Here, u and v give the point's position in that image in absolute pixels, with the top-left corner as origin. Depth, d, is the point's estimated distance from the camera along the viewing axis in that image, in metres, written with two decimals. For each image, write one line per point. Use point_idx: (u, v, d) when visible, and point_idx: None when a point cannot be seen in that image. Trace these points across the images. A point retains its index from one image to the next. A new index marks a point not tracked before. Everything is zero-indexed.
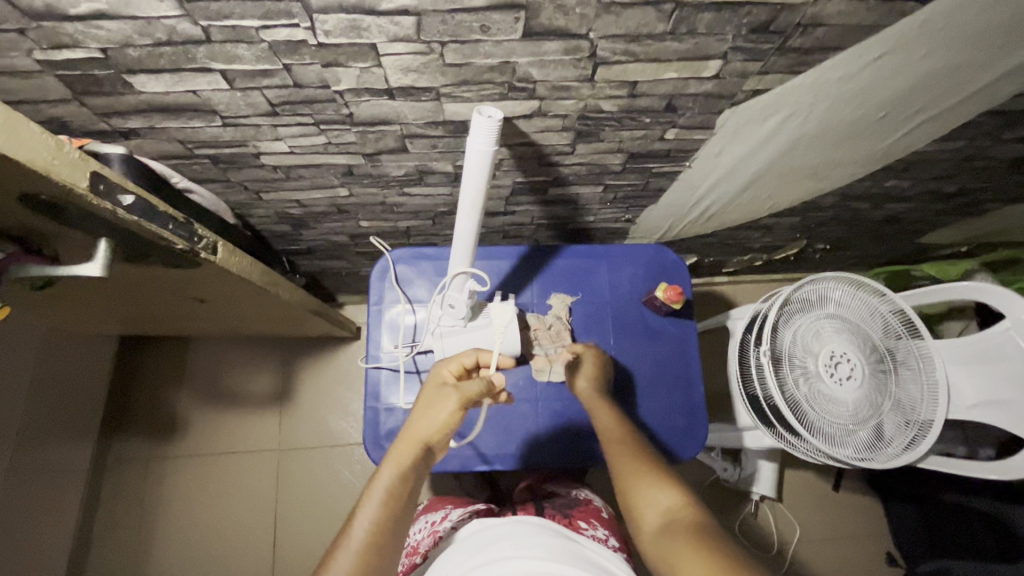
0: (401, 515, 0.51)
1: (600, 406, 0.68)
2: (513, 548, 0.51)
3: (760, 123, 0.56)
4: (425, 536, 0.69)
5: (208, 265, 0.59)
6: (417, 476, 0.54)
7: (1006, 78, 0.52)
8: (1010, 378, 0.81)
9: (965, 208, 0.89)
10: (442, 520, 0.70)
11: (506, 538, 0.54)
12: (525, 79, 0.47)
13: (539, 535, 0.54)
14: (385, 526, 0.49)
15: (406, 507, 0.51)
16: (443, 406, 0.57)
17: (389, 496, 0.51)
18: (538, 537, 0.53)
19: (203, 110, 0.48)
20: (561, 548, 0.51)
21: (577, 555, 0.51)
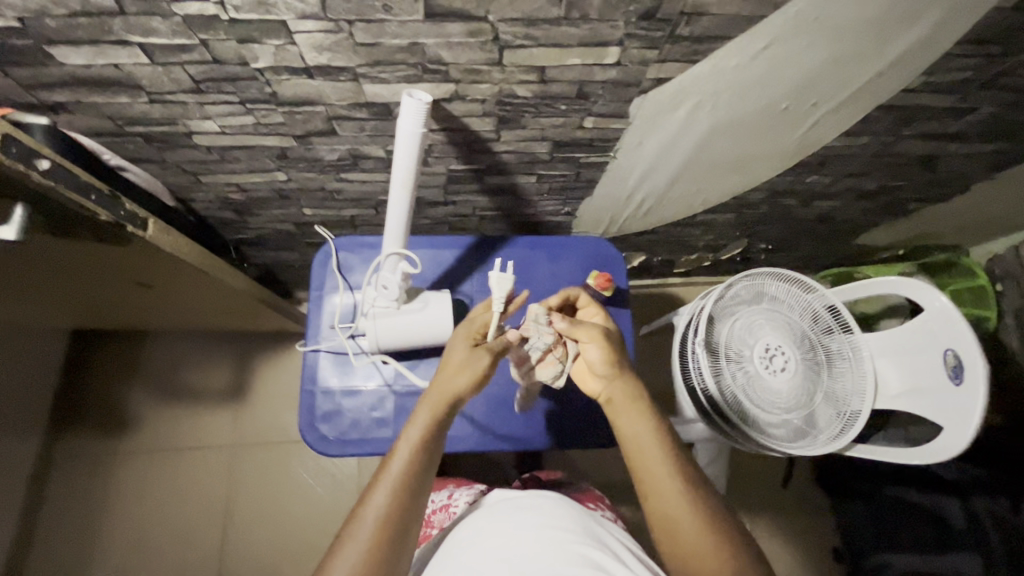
0: (423, 475, 0.53)
1: (638, 411, 0.57)
2: (541, 519, 0.54)
3: (671, 113, 0.60)
4: (439, 511, 0.73)
5: (139, 241, 0.60)
6: (441, 434, 0.56)
7: (889, 74, 0.56)
8: (929, 368, 0.85)
9: (890, 207, 0.94)
10: (453, 498, 0.73)
11: (534, 506, 0.57)
12: (436, 62, 0.49)
13: (567, 510, 0.56)
14: (408, 485, 0.52)
15: (429, 466, 0.54)
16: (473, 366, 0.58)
17: (412, 459, 0.53)
18: (566, 512, 0.56)
19: (127, 84, 0.50)
20: (587, 525, 0.54)
21: (602, 534, 0.54)
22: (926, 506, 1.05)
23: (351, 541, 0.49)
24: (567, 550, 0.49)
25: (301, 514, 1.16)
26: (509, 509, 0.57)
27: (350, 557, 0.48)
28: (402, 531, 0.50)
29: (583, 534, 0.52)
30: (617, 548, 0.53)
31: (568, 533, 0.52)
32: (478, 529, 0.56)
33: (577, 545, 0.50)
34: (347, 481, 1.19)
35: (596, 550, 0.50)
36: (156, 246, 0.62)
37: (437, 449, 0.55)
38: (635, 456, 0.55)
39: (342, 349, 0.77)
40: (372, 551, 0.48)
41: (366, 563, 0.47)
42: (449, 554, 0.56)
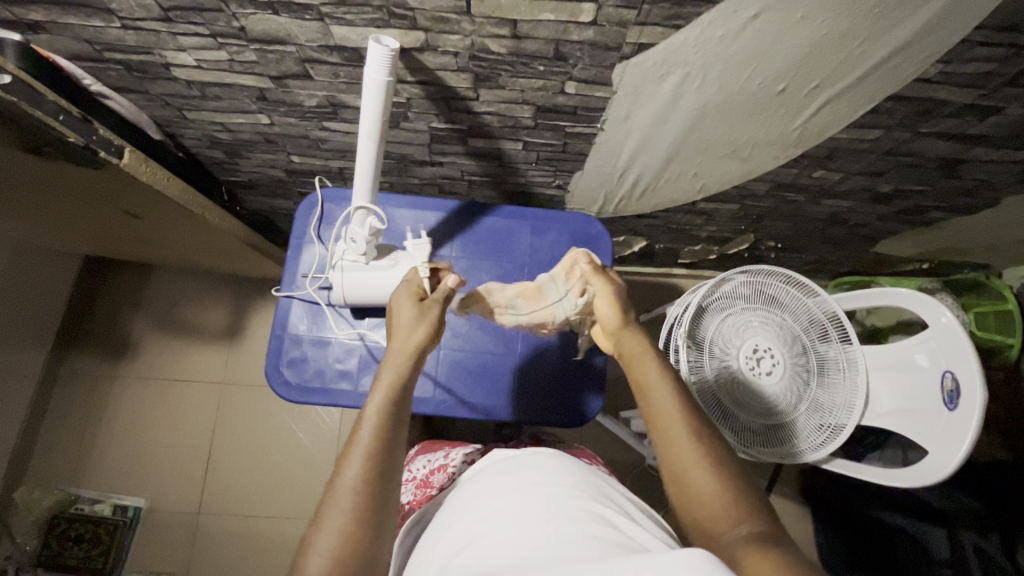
0: (395, 438, 0.50)
1: (647, 358, 0.59)
2: (546, 478, 0.52)
3: (657, 84, 0.56)
4: (437, 471, 0.72)
5: (114, 169, 0.61)
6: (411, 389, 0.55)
7: (900, 57, 0.51)
8: (924, 389, 0.81)
9: (910, 214, 0.88)
10: (449, 457, 0.73)
11: (534, 464, 0.56)
12: (401, 6, 0.47)
13: (571, 470, 0.55)
14: (383, 449, 0.49)
15: (400, 427, 0.51)
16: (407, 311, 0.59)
17: (383, 423, 0.50)
18: (571, 473, 0.54)
19: (98, 7, 0.50)
20: (593, 486, 0.53)
21: (611, 496, 0.53)
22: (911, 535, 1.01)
23: (331, 513, 0.45)
24: (572, 509, 0.48)
25: (281, 458, 1.20)
26: (507, 466, 0.57)
27: (329, 529, 0.44)
28: (382, 503, 0.46)
29: (588, 492, 0.51)
30: (627, 510, 0.52)
31: (574, 490, 0.51)
32: (488, 484, 0.55)
33: (586, 504, 0.49)
34: (329, 432, 1.22)
35: (604, 508, 0.49)
36: (133, 176, 0.63)
37: (405, 412, 0.52)
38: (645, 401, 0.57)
39: (315, 299, 0.77)
40: (353, 521, 0.44)
41: (346, 541, 0.43)
42: (452, 506, 0.55)
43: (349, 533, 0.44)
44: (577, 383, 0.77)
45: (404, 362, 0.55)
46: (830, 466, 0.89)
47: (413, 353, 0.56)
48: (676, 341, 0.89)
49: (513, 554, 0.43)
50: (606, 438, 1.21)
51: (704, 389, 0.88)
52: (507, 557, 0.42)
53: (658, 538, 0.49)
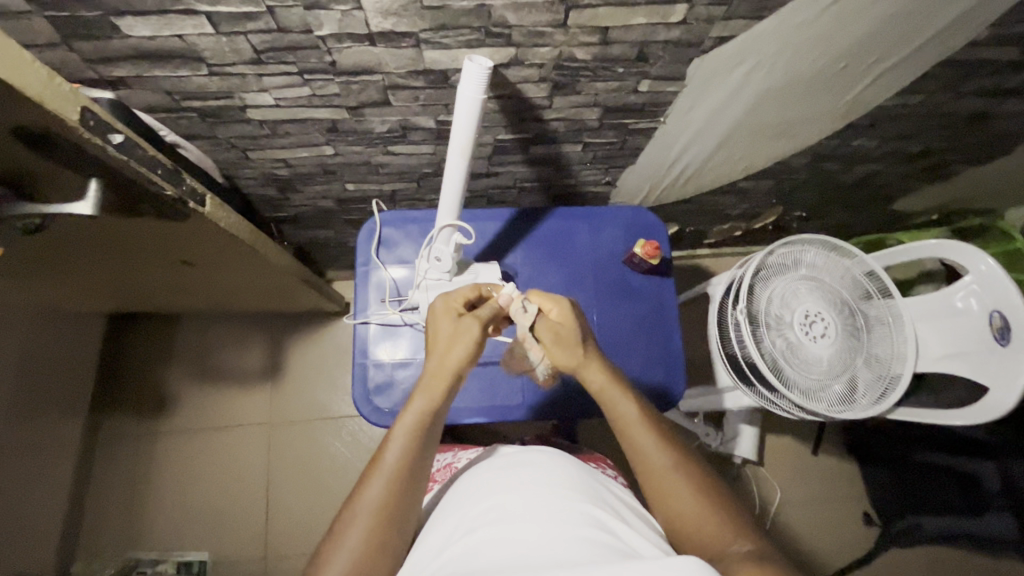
0: (414, 466, 0.53)
1: (622, 396, 0.59)
2: (545, 477, 0.55)
3: (728, 73, 0.59)
4: (442, 468, 0.71)
5: (196, 218, 0.60)
6: (441, 410, 0.57)
7: (954, 26, 0.55)
8: (971, 331, 0.86)
9: (933, 169, 0.93)
10: (456, 458, 0.72)
11: (532, 462, 0.58)
12: (501, 25, 0.49)
13: (570, 470, 0.57)
14: (408, 472, 0.53)
15: (423, 454, 0.54)
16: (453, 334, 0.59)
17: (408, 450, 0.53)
18: (570, 474, 0.56)
19: (189, 56, 0.50)
20: (593, 488, 0.55)
21: (598, 491, 0.56)
22: (959, 471, 1.08)
23: (350, 529, 0.50)
24: (570, 502, 0.52)
25: (341, 491, 1.18)
26: (505, 464, 0.59)
27: (346, 545, 0.49)
28: (397, 525, 0.51)
29: (582, 487, 0.55)
30: (618, 509, 0.54)
31: (571, 493, 0.53)
32: (483, 479, 0.58)
33: (583, 507, 0.51)
34: None
35: (601, 511, 0.51)
36: (213, 223, 0.62)
37: (432, 439, 0.56)
38: (629, 437, 0.58)
39: (392, 322, 0.78)
40: (368, 539, 0.49)
41: (362, 555, 0.49)
42: (448, 503, 0.58)
43: (365, 551, 0.49)
44: (656, 370, 0.80)
45: (440, 385, 0.57)
46: (891, 415, 0.93)
47: (445, 376, 0.57)
48: (735, 318, 0.91)
49: (501, 555, 0.46)
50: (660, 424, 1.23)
51: (769, 360, 0.90)
52: (498, 555, 0.46)
53: (649, 542, 0.51)
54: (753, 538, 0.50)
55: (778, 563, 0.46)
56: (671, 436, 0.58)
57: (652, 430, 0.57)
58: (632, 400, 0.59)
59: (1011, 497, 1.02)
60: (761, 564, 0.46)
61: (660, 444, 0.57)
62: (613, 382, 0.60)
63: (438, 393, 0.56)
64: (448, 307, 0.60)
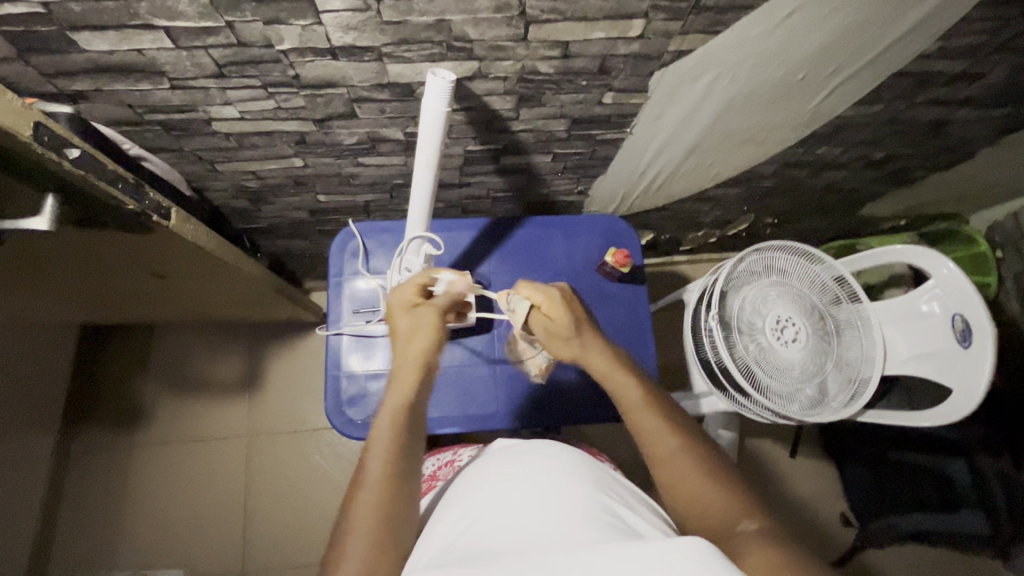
0: (406, 452, 0.52)
1: (626, 382, 0.60)
2: (552, 465, 0.56)
3: (690, 84, 0.60)
4: (444, 465, 0.72)
5: (162, 231, 0.59)
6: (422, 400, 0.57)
7: (904, 39, 0.57)
8: (936, 333, 0.88)
9: (896, 176, 0.95)
10: (458, 454, 0.73)
11: (538, 451, 0.59)
12: (462, 38, 0.49)
13: (576, 458, 0.58)
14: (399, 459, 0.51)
15: (413, 443, 0.53)
16: (416, 326, 0.59)
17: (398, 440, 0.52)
18: (576, 461, 0.57)
19: (150, 70, 0.50)
20: (598, 476, 0.56)
21: (610, 484, 0.56)
22: (929, 468, 1.09)
23: (354, 522, 0.47)
24: (578, 492, 0.52)
25: (320, 503, 1.17)
26: (513, 453, 0.60)
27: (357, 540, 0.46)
28: (403, 512, 0.49)
29: (592, 479, 0.55)
30: (623, 495, 0.55)
31: (578, 480, 0.54)
32: (491, 469, 0.58)
33: (590, 493, 0.52)
34: None
35: (606, 497, 0.52)
36: (180, 236, 0.62)
37: (419, 427, 0.55)
38: (634, 419, 0.58)
39: (364, 332, 0.78)
40: (377, 529, 0.47)
41: (375, 547, 0.46)
42: (455, 493, 0.59)
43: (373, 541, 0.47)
44: None
45: (414, 376, 0.57)
46: (862, 417, 0.95)
47: (417, 368, 0.57)
48: (708, 324, 0.92)
49: (513, 539, 0.46)
50: None
51: (741, 365, 0.91)
52: (509, 540, 0.46)
53: (653, 527, 0.52)
54: (762, 517, 0.49)
55: (788, 546, 0.44)
56: (677, 418, 0.58)
57: (656, 414, 0.58)
58: (637, 384, 0.60)
59: (980, 490, 1.05)
60: (772, 547, 0.44)
61: (664, 425, 0.57)
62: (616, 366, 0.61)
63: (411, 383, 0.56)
64: (406, 300, 0.61)
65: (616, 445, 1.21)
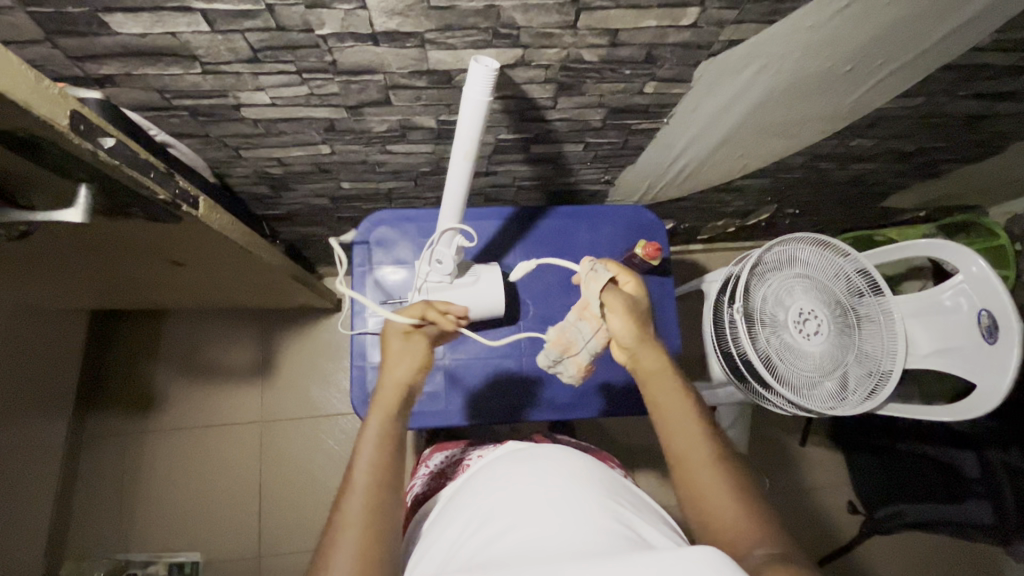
0: (393, 466, 0.53)
1: (667, 378, 0.62)
2: (562, 468, 0.57)
3: (735, 75, 0.58)
4: (454, 464, 0.73)
5: (189, 220, 0.58)
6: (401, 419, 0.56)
7: (958, 32, 0.55)
8: (959, 328, 0.88)
9: (925, 169, 0.94)
10: (467, 453, 0.74)
11: (546, 453, 0.60)
12: (508, 25, 0.47)
13: (587, 463, 0.59)
14: (381, 494, 0.50)
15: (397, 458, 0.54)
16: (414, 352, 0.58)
17: (382, 458, 0.52)
18: (589, 467, 0.58)
19: (182, 54, 0.48)
20: (610, 482, 0.57)
21: (619, 490, 0.57)
22: (939, 458, 1.10)
23: (337, 548, 0.46)
24: (586, 497, 0.53)
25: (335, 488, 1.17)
26: (524, 454, 0.61)
27: (342, 554, 0.46)
28: (386, 530, 0.49)
29: (600, 484, 0.56)
30: (631, 500, 0.57)
31: (588, 483, 0.55)
32: (496, 473, 0.59)
33: (598, 499, 0.53)
34: None
35: (616, 502, 0.54)
36: (207, 225, 0.60)
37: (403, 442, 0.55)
38: (670, 420, 0.59)
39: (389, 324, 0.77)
40: (360, 550, 0.46)
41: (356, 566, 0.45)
42: (469, 491, 0.59)
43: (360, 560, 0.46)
44: None
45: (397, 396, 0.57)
46: (880, 410, 0.95)
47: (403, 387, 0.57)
48: (731, 316, 0.92)
49: (519, 543, 0.47)
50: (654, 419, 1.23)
51: (763, 357, 0.91)
52: (518, 543, 0.47)
53: (663, 534, 0.53)
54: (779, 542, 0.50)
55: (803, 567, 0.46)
56: (714, 430, 0.59)
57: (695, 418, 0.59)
58: (678, 387, 0.61)
59: (987, 482, 1.03)
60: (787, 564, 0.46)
61: (701, 434, 0.58)
62: (663, 364, 0.62)
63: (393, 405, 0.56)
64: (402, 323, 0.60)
65: (628, 434, 1.21)
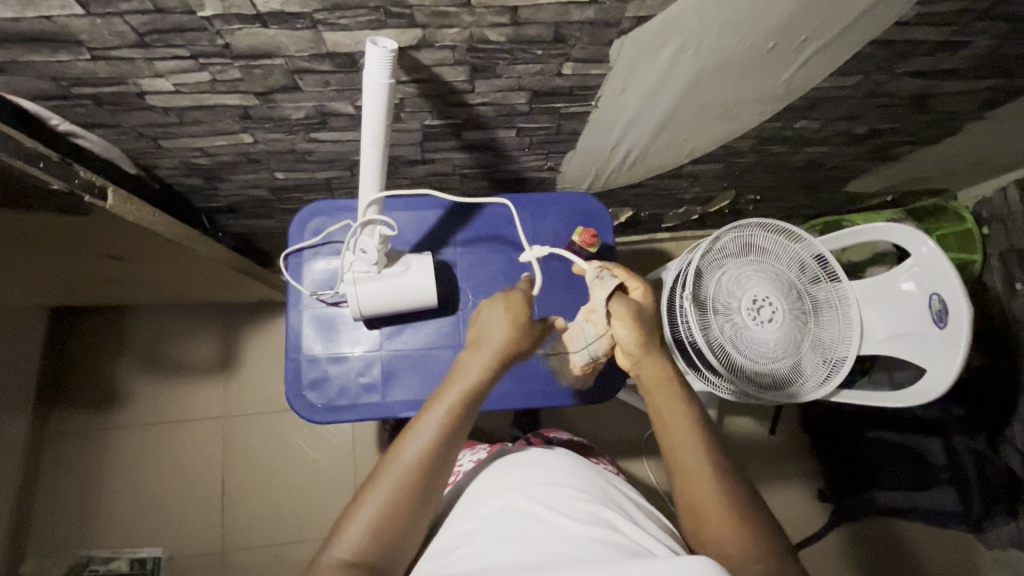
0: (443, 451, 0.52)
1: (672, 392, 0.59)
2: (557, 479, 0.57)
3: (654, 54, 0.56)
4: None
5: (99, 212, 0.57)
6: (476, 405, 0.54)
7: (881, 5, 0.53)
8: (914, 314, 0.87)
9: (881, 151, 0.92)
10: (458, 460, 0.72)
11: (541, 460, 0.60)
12: (399, 4, 0.46)
13: (588, 474, 0.59)
14: (454, 428, 0.53)
15: (452, 444, 0.52)
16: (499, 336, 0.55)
17: (435, 439, 0.52)
18: (582, 476, 0.58)
19: (65, 40, 0.46)
20: (602, 490, 0.57)
21: (618, 500, 0.57)
22: (906, 446, 1.08)
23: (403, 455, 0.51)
24: (586, 508, 0.52)
25: (298, 481, 1.17)
26: (520, 463, 0.61)
27: (360, 519, 0.49)
28: (411, 507, 0.50)
29: (596, 494, 0.55)
30: (627, 509, 0.56)
31: (582, 493, 0.55)
32: (503, 478, 0.58)
33: (598, 508, 0.53)
34: (341, 448, 1.20)
35: (609, 510, 0.53)
36: (120, 217, 0.59)
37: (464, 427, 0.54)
38: (672, 434, 0.58)
39: (326, 314, 0.76)
40: (379, 518, 0.49)
41: (369, 533, 0.49)
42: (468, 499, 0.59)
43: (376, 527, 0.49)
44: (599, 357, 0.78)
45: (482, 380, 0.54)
46: (836, 397, 0.93)
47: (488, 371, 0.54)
48: (682, 303, 0.90)
49: (513, 557, 0.47)
50: (620, 410, 1.22)
51: (713, 345, 0.90)
52: (512, 558, 0.47)
53: (661, 541, 0.53)
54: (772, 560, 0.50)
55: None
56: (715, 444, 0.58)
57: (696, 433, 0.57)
58: (684, 400, 0.59)
59: (955, 471, 1.03)
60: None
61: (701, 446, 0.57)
62: (668, 376, 0.59)
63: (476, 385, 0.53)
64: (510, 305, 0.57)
65: (594, 425, 1.20)
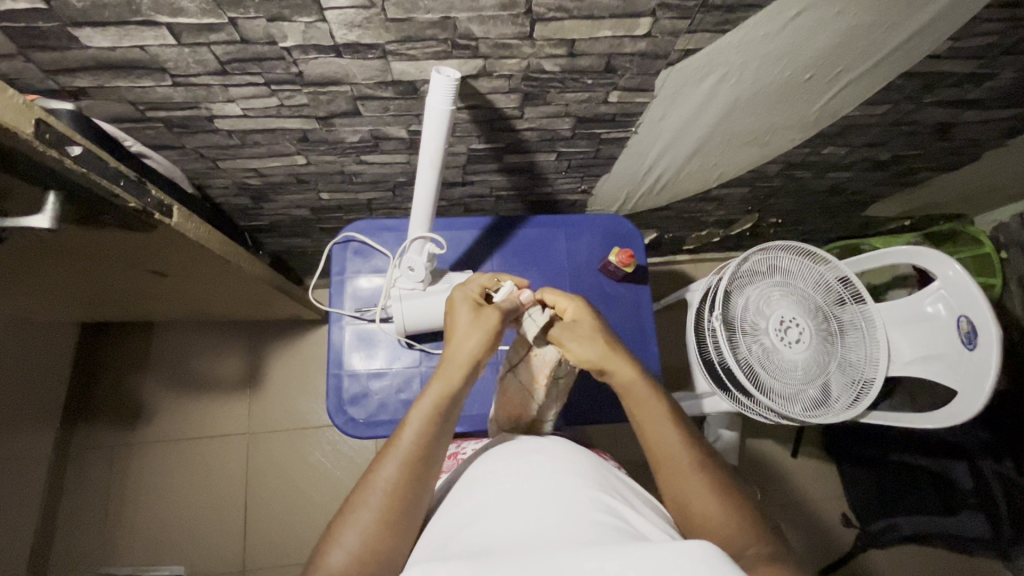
0: (433, 442, 0.54)
1: (643, 391, 0.59)
2: (554, 465, 0.56)
3: (697, 84, 0.59)
4: (447, 458, 0.73)
5: (165, 229, 0.59)
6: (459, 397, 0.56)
7: (914, 39, 0.56)
8: (938, 336, 0.88)
9: (903, 177, 0.95)
10: (461, 447, 0.74)
11: (542, 450, 0.59)
12: (467, 37, 0.49)
13: (582, 462, 0.58)
14: (440, 420, 0.54)
15: (440, 435, 0.54)
16: (480, 326, 0.59)
17: (422, 431, 0.53)
18: (581, 462, 0.57)
19: (152, 67, 0.49)
20: (602, 476, 0.56)
21: (618, 487, 0.56)
22: (933, 470, 1.09)
23: (361, 509, 0.50)
24: (581, 495, 0.51)
25: (320, 500, 1.17)
26: (518, 450, 0.60)
27: (356, 526, 0.49)
28: (410, 505, 0.51)
29: (595, 480, 0.54)
30: (629, 497, 0.55)
31: (577, 478, 0.54)
32: (501, 466, 0.57)
33: (594, 495, 0.51)
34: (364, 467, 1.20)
35: (610, 497, 0.52)
36: (182, 234, 0.61)
37: (451, 417, 0.55)
38: (647, 428, 0.58)
39: (367, 330, 0.78)
40: (377, 522, 0.49)
41: (370, 538, 0.49)
42: (463, 485, 0.59)
43: (373, 532, 0.49)
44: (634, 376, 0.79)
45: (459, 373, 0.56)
46: (866, 417, 0.94)
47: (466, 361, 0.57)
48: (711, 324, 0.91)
49: (508, 533, 0.47)
50: None
51: (745, 366, 0.91)
52: (507, 536, 0.46)
53: (656, 526, 0.52)
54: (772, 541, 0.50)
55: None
56: (694, 438, 0.58)
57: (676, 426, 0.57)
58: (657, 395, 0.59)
59: (983, 496, 1.04)
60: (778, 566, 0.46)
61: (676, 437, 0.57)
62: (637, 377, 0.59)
63: (454, 378, 0.56)
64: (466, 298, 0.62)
65: (616, 445, 1.20)
